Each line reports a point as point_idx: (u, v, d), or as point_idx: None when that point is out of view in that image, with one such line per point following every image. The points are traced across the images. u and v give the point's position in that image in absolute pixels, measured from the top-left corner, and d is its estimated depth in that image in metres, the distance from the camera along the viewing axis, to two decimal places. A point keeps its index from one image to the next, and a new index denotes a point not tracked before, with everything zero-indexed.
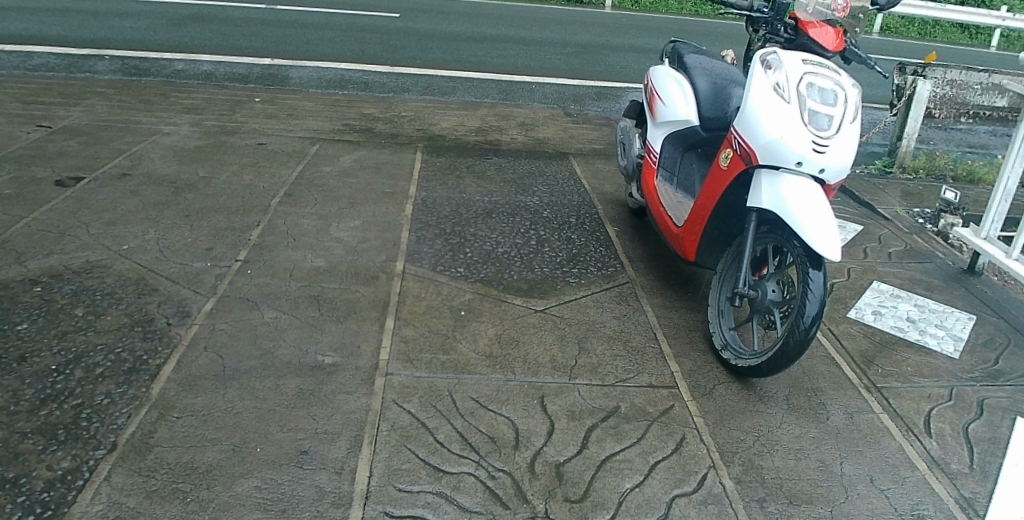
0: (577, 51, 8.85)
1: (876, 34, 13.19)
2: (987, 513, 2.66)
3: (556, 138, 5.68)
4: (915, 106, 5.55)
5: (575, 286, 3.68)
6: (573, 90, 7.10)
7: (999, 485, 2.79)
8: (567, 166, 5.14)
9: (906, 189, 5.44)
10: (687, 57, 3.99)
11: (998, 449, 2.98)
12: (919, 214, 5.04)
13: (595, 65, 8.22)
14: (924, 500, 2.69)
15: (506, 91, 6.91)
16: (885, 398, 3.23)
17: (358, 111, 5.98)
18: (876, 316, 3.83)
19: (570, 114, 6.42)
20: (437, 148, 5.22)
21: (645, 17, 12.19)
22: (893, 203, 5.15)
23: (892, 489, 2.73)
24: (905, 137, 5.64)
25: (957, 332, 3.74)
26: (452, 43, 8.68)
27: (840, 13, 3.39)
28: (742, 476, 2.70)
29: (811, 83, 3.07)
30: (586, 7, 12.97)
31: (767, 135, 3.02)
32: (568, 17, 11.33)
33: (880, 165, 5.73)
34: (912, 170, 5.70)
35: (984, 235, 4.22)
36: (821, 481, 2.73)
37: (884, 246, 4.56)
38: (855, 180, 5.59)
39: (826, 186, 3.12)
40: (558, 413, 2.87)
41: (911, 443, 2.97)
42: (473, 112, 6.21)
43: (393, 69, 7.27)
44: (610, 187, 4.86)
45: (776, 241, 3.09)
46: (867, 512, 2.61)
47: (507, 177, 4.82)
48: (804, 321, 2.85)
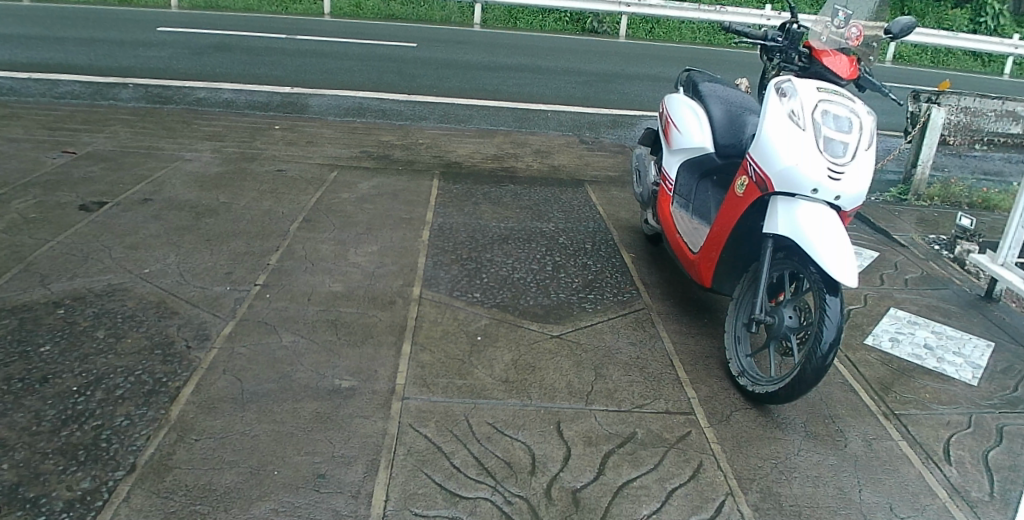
0: (592, 79, 8.93)
1: (891, 63, 13.25)
2: None
3: (571, 166, 5.72)
4: (931, 133, 5.51)
5: (590, 311, 3.67)
6: (588, 118, 7.16)
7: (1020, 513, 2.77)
8: (583, 193, 5.17)
9: (922, 215, 5.40)
10: (702, 86, 3.92)
11: (1018, 478, 2.97)
12: (935, 240, 5.00)
13: (609, 93, 8.30)
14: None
15: (522, 119, 6.98)
16: (903, 425, 3.22)
17: (376, 138, 6.06)
18: (893, 343, 3.81)
19: (585, 142, 6.47)
20: (453, 176, 5.27)
21: (660, 46, 12.31)
22: (909, 230, 5.12)
23: (912, 516, 2.73)
24: (920, 164, 5.60)
25: (975, 360, 3.73)
26: (470, 72, 8.80)
27: (853, 41, 3.48)
28: (760, 504, 2.70)
29: (826, 111, 3.10)
30: (601, 36, 13.11)
31: (782, 162, 3.05)
32: (584, 47, 11.48)
33: (896, 193, 5.68)
34: (928, 197, 5.65)
35: (1000, 261, 4.21)
36: (840, 509, 2.73)
37: (900, 272, 4.53)
38: (870, 206, 5.54)
39: (842, 212, 3.14)
40: (574, 438, 2.87)
41: (931, 471, 2.96)
42: (489, 139, 6.27)
43: (411, 97, 7.37)
44: (625, 213, 4.88)
45: (793, 268, 3.11)
46: None
47: (523, 204, 4.86)
48: (821, 347, 2.87)
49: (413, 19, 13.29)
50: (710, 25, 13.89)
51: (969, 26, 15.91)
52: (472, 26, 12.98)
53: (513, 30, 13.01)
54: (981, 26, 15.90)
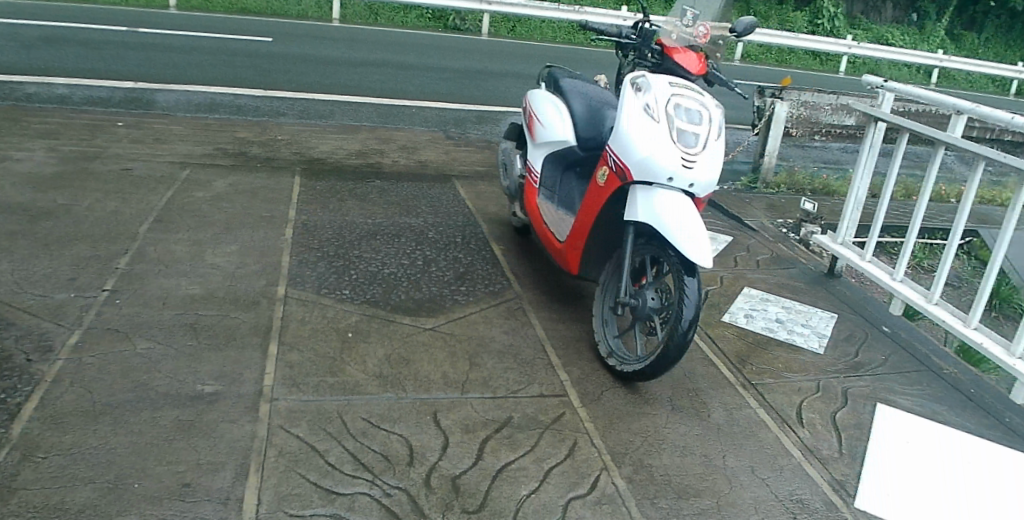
0: (456, 76, 9.01)
1: (739, 60, 14.18)
2: (857, 493, 2.97)
3: (438, 161, 5.75)
4: (774, 126, 5.94)
5: (463, 303, 3.72)
6: (453, 114, 7.23)
7: (865, 467, 3.12)
8: (451, 187, 5.22)
9: (769, 201, 5.82)
10: (563, 80, 4.02)
11: (863, 434, 3.32)
12: (782, 225, 5.40)
13: (473, 89, 8.41)
14: (802, 485, 2.97)
15: (386, 115, 6.93)
16: (759, 394, 3.48)
17: (231, 135, 5.83)
18: (748, 319, 4.09)
19: (451, 136, 6.52)
20: (316, 172, 5.16)
21: (523, 44, 12.58)
22: (758, 215, 5.50)
23: (772, 477, 2.99)
24: (767, 155, 6.03)
25: (821, 330, 4.08)
26: (330, 68, 8.67)
27: (701, 39, 3.60)
28: (633, 476, 2.85)
29: (677, 104, 3.29)
30: (465, 33, 13.24)
31: (640, 152, 3.21)
32: (448, 43, 11.55)
33: (746, 182, 6.08)
34: (775, 184, 6.09)
35: (840, 241, 4.61)
36: (707, 475, 2.94)
37: (752, 254, 4.87)
38: (724, 194, 5.91)
39: (696, 198, 3.36)
40: (451, 427, 2.91)
41: (787, 434, 3.25)
42: (353, 135, 6.16)
43: (268, 93, 7.18)
44: (494, 207, 4.97)
45: (653, 252, 3.29)
46: (751, 501, 2.85)
47: (391, 199, 4.84)
48: (681, 325, 3.05)
49: (269, 12, 12.83)
50: (571, 25, 14.35)
51: (806, 28, 17.28)
52: (331, 21, 12.72)
53: (375, 26, 12.88)
54: (818, 28, 17.31)
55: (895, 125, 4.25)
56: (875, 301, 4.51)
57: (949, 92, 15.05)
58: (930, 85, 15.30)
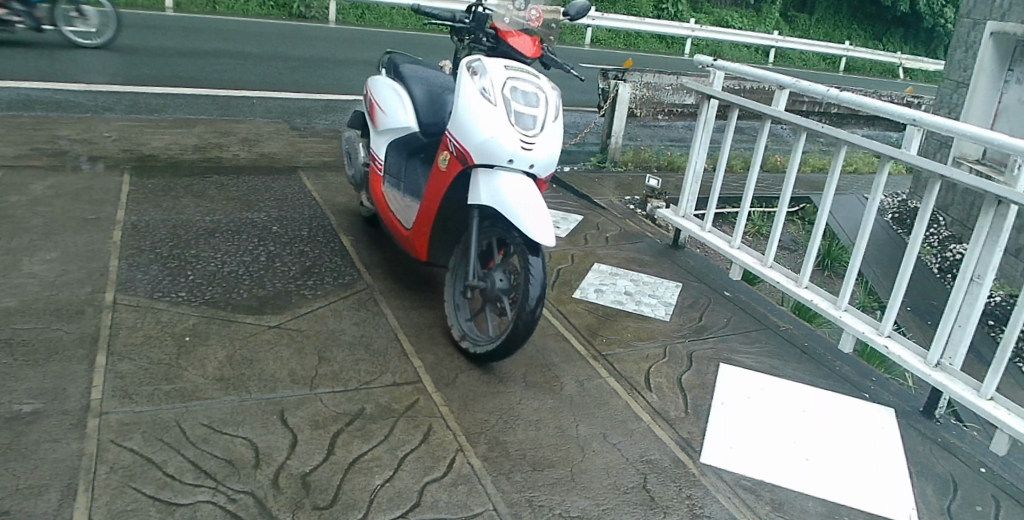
0: (303, 66, 8.74)
1: (589, 45, 14.64)
2: (701, 449, 3.19)
3: (283, 153, 5.56)
4: (619, 107, 6.17)
5: (310, 297, 3.65)
6: (299, 105, 7.02)
7: (709, 423, 3.35)
8: (297, 180, 5.07)
9: (615, 179, 6.06)
10: (402, 66, 3.97)
11: (707, 392, 3.55)
12: (629, 202, 5.64)
13: (321, 79, 8.19)
14: (649, 447, 3.15)
15: (225, 107, 6.62)
16: (609, 363, 3.63)
17: (48, 133, 5.38)
18: (598, 293, 4.24)
19: (297, 127, 6.32)
20: (147, 170, 4.86)
21: (374, 32, 12.39)
22: (606, 194, 5.71)
23: (622, 441, 3.15)
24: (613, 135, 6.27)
25: (666, 299, 4.30)
26: (163, 59, 8.17)
27: (535, 23, 3.53)
28: (488, 454, 2.91)
29: (514, 88, 3.33)
30: (312, 21, 12.85)
31: (480, 135, 3.23)
32: (294, 32, 11.18)
33: (596, 161, 6.31)
34: (623, 163, 6.35)
35: (682, 213, 4.80)
36: (560, 445, 3.05)
37: (601, 231, 5.06)
38: (574, 174, 6.09)
39: (538, 179, 3.43)
40: (299, 425, 2.85)
41: (636, 398, 3.42)
42: (189, 128, 5.85)
43: (91, 87, 6.67)
44: (343, 198, 4.87)
45: (498, 234, 3.34)
46: (602, 466, 2.99)
47: (231, 195, 4.64)
48: (529, 304, 3.13)
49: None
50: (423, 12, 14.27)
51: (652, 13, 18.09)
52: (164, 9, 11.95)
53: (214, 14, 12.24)
54: (663, 13, 18.15)
55: (725, 101, 4.33)
56: (715, 268, 4.81)
57: (782, 71, 16.24)
58: (765, 65, 16.45)
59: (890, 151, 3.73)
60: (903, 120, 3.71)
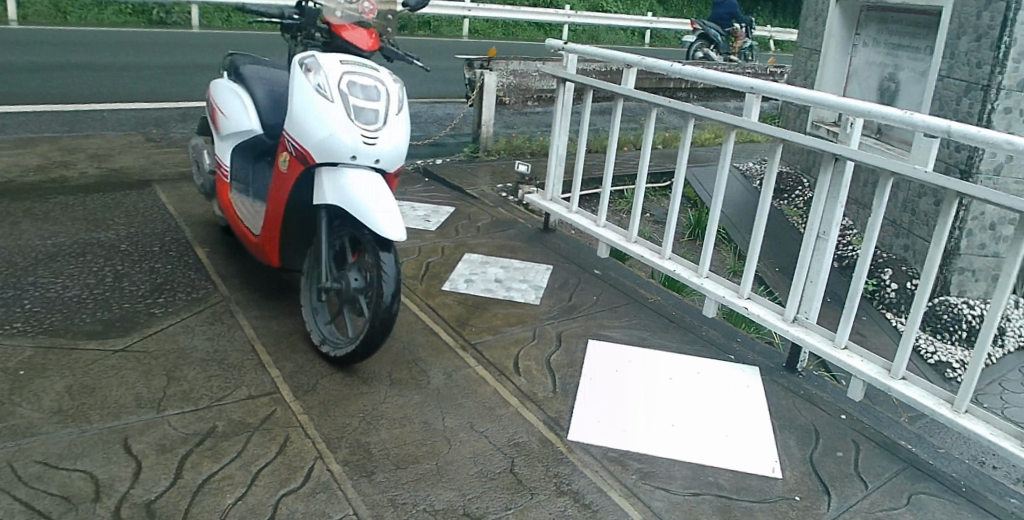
0: (162, 76, 8.42)
1: (467, 38, 14.75)
2: (569, 426, 3.20)
3: (136, 167, 5.32)
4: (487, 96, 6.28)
5: (160, 316, 3.52)
6: (156, 116, 6.75)
7: (578, 400, 3.38)
8: (150, 193, 4.85)
9: (487, 168, 6.11)
10: (242, 68, 3.85)
11: (575, 370, 3.59)
12: (501, 189, 5.66)
13: (182, 89, 7.91)
14: (517, 431, 3.14)
15: (74, 122, 6.29)
16: (477, 352, 3.63)
17: None
18: (468, 283, 4.24)
19: (153, 138, 6.06)
20: None
21: (243, 34, 12.08)
22: (479, 182, 5.73)
23: (489, 428, 3.14)
24: (484, 124, 6.39)
25: (537, 283, 4.34)
26: (3, 75, 7.68)
27: (369, 15, 3.44)
28: (349, 458, 2.85)
29: (351, 82, 3.24)
30: (175, 28, 12.41)
31: (319, 133, 3.14)
32: (155, 40, 10.76)
33: (469, 151, 6.42)
34: (496, 151, 6.50)
35: (549, 197, 4.88)
36: (425, 440, 3.02)
37: (472, 221, 5.08)
38: (447, 166, 6.11)
39: (387, 174, 3.38)
40: (145, 451, 2.73)
41: (504, 384, 3.42)
42: (31, 147, 5.51)
43: None
44: (199, 208, 4.71)
45: (349, 233, 3.29)
46: (469, 455, 2.97)
47: (76, 215, 4.40)
48: (384, 300, 3.09)
49: None
50: None
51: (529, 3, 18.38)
52: (6, 22, 11.24)
53: (61, 25, 11.55)
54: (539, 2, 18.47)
55: (579, 83, 4.37)
56: (586, 247, 4.89)
57: (657, 51, 16.82)
58: (641, 47, 17.01)
59: (733, 121, 3.69)
60: (740, 89, 3.66)
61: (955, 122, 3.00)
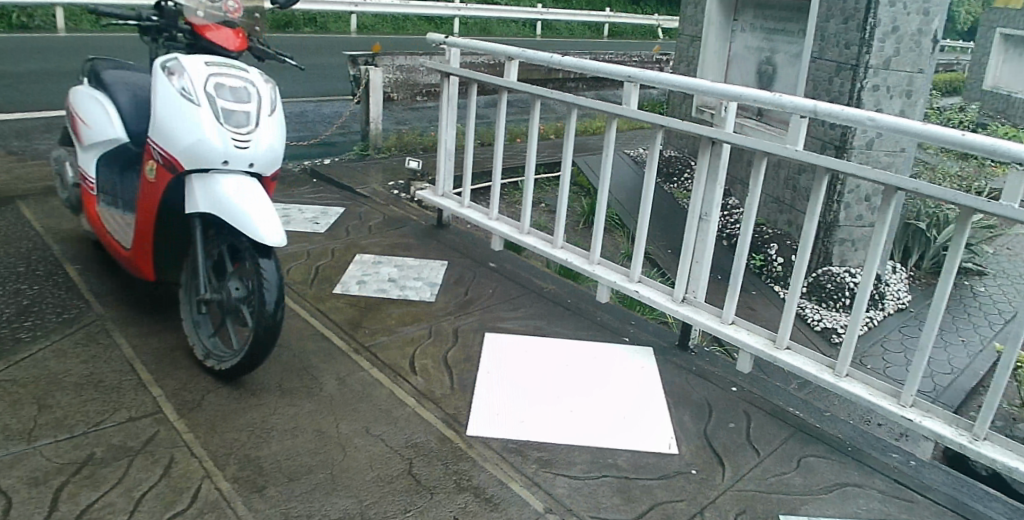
0: (25, 84, 7.93)
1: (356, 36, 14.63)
2: (468, 422, 3.17)
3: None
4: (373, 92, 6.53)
5: (27, 341, 3.31)
6: (20, 127, 6.35)
7: (476, 394, 3.36)
8: (12, 210, 4.55)
9: (379, 169, 6.25)
10: (103, 73, 3.64)
11: (473, 364, 3.58)
12: (393, 186, 5.88)
13: (48, 97, 7.47)
14: (415, 431, 3.08)
15: None
16: (371, 354, 3.58)
17: None
18: (360, 285, 4.20)
19: (15, 151, 5.69)
20: None
21: (115, 37, 11.54)
22: (371, 181, 5.90)
23: (386, 430, 3.08)
24: (372, 121, 6.68)
25: (431, 280, 4.33)
26: None
27: (233, 14, 3.32)
28: (239, 474, 2.74)
29: (218, 84, 3.10)
30: (39, 32, 11.72)
31: (186, 139, 3.00)
32: (14, 46, 10.12)
33: (359, 150, 6.71)
34: (386, 149, 6.84)
35: (441, 192, 4.86)
36: (320, 448, 2.93)
37: (364, 221, 5.07)
38: (339, 167, 6.26)
39: (264, 178, 3.27)
40: (13, 486, 2.55)
41: (400, 385, 3.38)
42: None
43: None
44: (69, 223, 4.45)
45: (226, 241, 3.17)
46: (366, 459, 2.90)
47: None
48: (266, 309, 2.98)
49: None
50: None
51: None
52: None
53: None
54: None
55: (462, 77, 4.36)
56: (480, 240, 4.92)
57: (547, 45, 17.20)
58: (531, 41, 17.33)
59: (614, 109, 3.74)
60: (619, 78, 3.71)
61: (821, 101, 2.95)
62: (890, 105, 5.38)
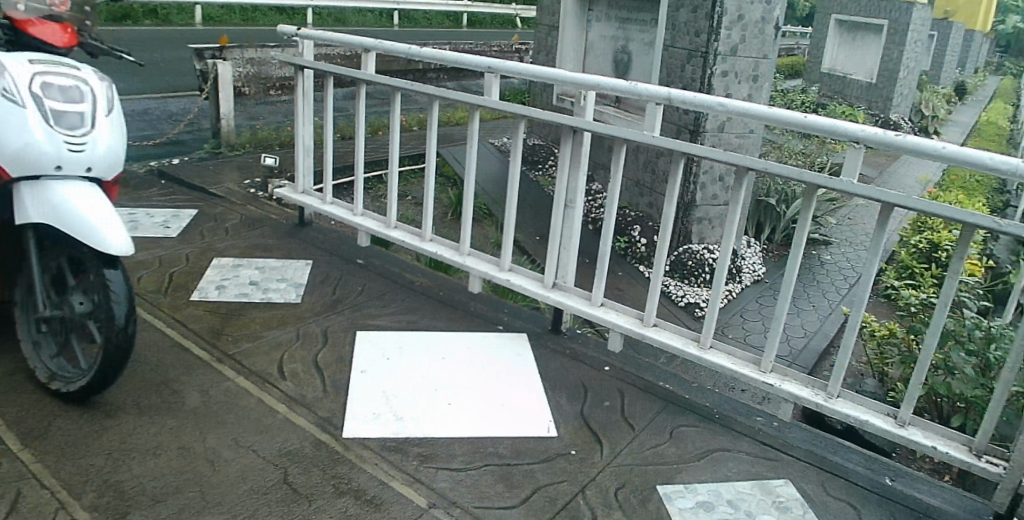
0: None
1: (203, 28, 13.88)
2: (344, 424, 3.10)
3: None
4: (222, 86, 6.51)
5: None
6: None
7: (351, 394, 3.29)
8: None
9: (234, 170, 6.07)
10: None
11: (346, 364, 3.50)
12: (250, 184, 5.79)
13: None
14: (289, 438, 2.97)
15: None
16: (237, 363, 3.42)
17: None
18: (220, 291, 4.02)
19: None
20: None
21: None
22: (225, 181, 5.72)
23: (258, 440, 2.95)
24: (223, 116, 6.63)
25: (296, 280, 4.21)
26: None
27: (59, 7, 3.02)
28: (96, 502, 2.54)
29: (44, 82, 2.83)
30: None
31: (9, 144, 2.74)
32: None
33: (211, 147, 6.61)
34: (239, 146, 6.77)
35: (301, 189, 4.72)
36: (187, 465, 2.77)
37: (219, 223, 4.87)
38: (190, 166, 6.05)
39: (104, 182, 3.04)
40: None
41: (271, 391, 3.25)
42: None
43: None
44: None
45: (66, 252, 2.93)
46: (238, 471, 2.77)
47: None
48: (115, 323, 2.78)
49: None
50: None
51: None
52: None
53: None
54: None
55: (318, 71, 4.24)
56: (345, 237, 4.83)
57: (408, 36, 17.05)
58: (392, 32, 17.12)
59: (475, 101, 3.74)
60: (478, 69, 3.70)
61: (674, 88, 3.04)
62: (738, 89, 5.71)
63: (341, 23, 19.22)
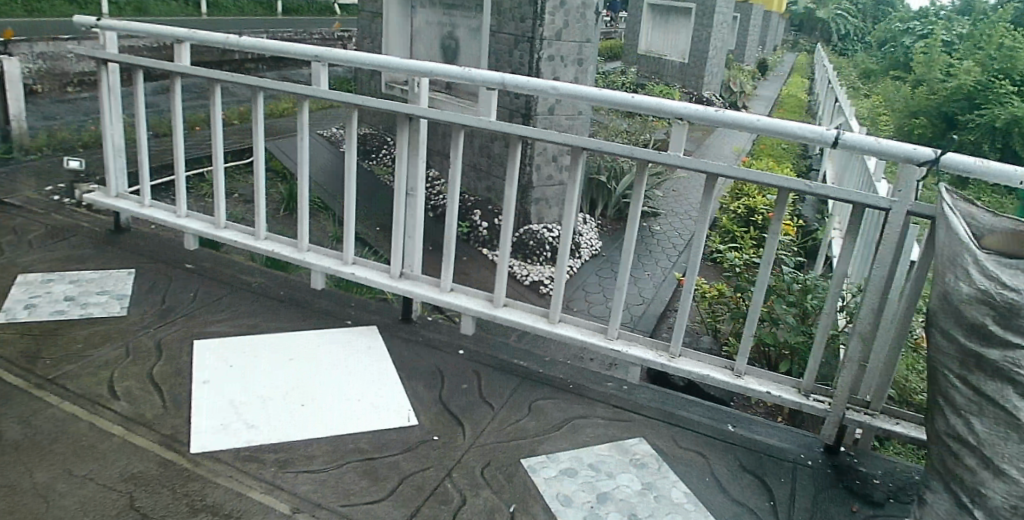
0: None
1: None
2: (191, 438, 2.89)
3: None
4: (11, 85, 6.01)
5: None
6: None
7: (195, 407, 3.08)
8: None
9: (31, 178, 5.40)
10: None
11: (187, 376, 3.27)
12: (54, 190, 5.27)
13: None
14: (129, 461, 2.73)
15: None
16: (58, 387, 3.09)
17: None
18: (29, 310, 3.60)
19: None
20: None
21: None
22: (22, 189, 5.11)
23: (93, 468, 2.68)
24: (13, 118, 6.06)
25: (119, 292, 3.86)
26: None
27: None
28: None
29: None
30: None
31: None
32: None
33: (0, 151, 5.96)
34: (34, 149, 6.12)
35: (114, 193, 4.30)
36: (9, 506, 2.46)
37: (20, 236, 4.35)
38: None
39: None
40: None
41: (102, 414, 2.97)
42: None
43: None
44: None
45: None
46: (73, 503, 2.51)
47: None
48: None
49: None
50: None
51: None
52: None
53: None
54: None
55: (124, 63, 3.87)
56: (172, 241, 4.49)
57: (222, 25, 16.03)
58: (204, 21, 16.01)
59: (302, 91, 3.48)
60: (304, 58, 3.45)
61: (507, 72, 3.02)
62: (565, 72, 5.91)
63: (142, 10, 17.72)
